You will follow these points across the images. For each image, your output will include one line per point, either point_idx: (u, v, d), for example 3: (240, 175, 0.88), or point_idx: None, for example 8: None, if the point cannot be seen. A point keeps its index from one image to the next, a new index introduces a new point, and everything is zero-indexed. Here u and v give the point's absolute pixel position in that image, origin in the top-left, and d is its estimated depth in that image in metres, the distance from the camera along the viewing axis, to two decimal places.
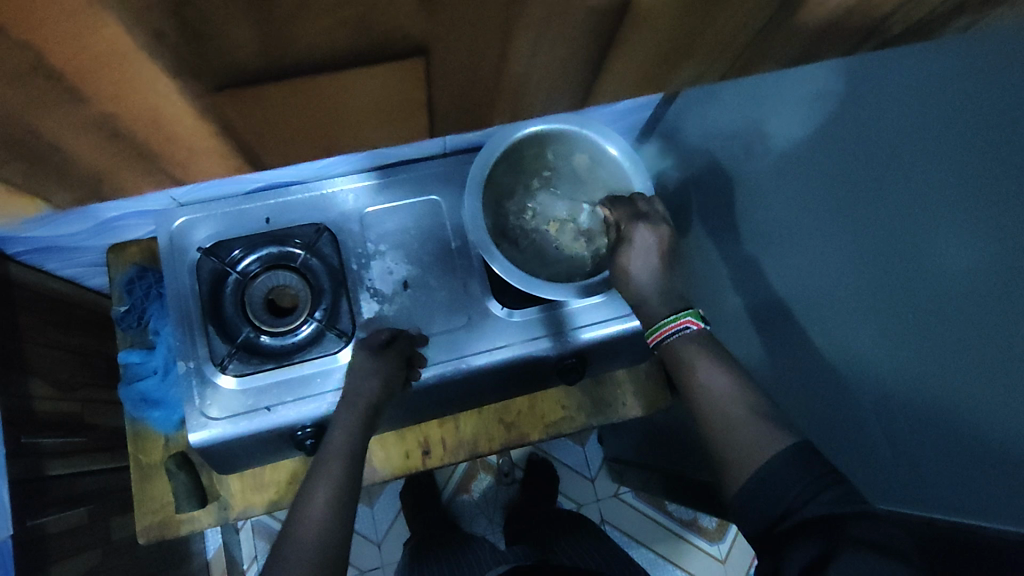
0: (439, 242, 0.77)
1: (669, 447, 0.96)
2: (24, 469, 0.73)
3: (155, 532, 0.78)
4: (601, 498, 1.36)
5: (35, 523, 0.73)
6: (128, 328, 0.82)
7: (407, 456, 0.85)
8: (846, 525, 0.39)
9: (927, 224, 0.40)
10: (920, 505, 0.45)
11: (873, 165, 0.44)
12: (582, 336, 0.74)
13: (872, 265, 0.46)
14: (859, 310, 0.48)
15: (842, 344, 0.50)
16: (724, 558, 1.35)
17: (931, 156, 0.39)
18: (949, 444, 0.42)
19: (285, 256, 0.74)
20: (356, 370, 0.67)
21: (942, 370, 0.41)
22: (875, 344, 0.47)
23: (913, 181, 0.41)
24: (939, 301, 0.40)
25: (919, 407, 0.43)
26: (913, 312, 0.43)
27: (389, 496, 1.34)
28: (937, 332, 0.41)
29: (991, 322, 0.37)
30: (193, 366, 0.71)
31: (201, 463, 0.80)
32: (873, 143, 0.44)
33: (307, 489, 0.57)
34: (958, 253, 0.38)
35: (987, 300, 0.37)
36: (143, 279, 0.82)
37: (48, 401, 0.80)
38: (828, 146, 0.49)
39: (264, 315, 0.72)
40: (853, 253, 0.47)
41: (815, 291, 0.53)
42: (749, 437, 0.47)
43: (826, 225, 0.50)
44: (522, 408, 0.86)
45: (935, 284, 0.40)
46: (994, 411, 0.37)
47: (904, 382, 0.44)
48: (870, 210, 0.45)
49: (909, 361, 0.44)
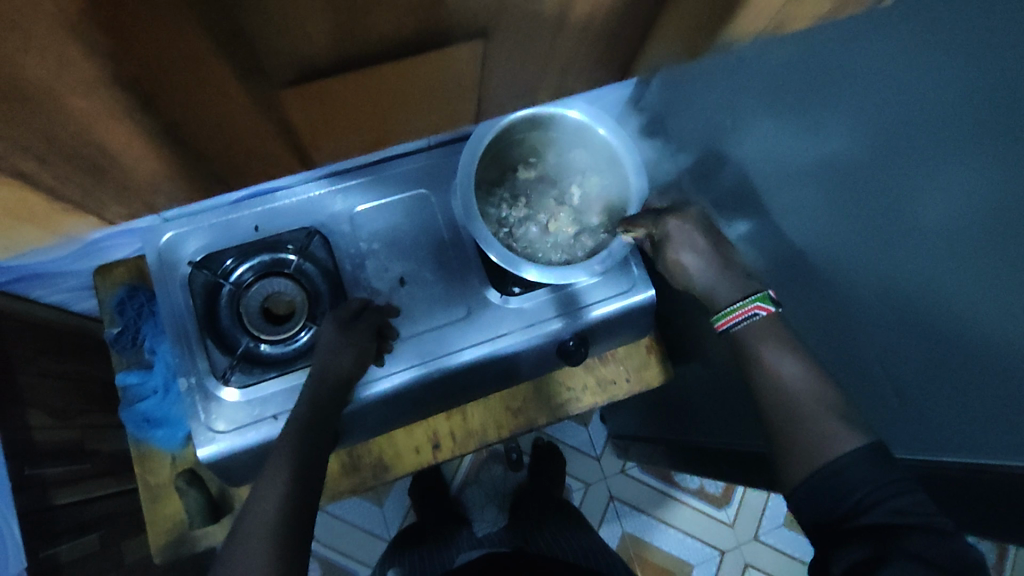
0: (432, 236, 0.76)
1: (673, 418, 0.98)
2: (31, 501, 0.72)
3: (171, 550, 0.78)
4: (608, 476, 1.38)
5: (48, 553, 0.73)
6: (123, 349, 0.81)
7: (417, 451, 0.85)
8: (904, 536, 0.42)
9: (913, 170, 0.41)
10: (932, 449, 0.45)
11: (858, 112, 0.44)
12: (587, 315, 0.74)
13: (854, 209, 0.47)
14: (857, 252, 0.47)
15: (848, 290, 0.50)
16: (732, 522, 1.38)
17: (919, 96, 0.39)
18: (963, 385, 0.41)
19: (278, 262, 0.73)
20: (323, 345, 0.65)
21: (932, 311, 0.42)
22: (860, 277, 0.48)
23: (897, 125, 0.41)
24: (934, 239, 0.40)
25: (916, 339, 0.44)
26: (893, 251, 0.44)
27: (399, 493, 1.34)
28: (916, 273, 0.42)
29: (975, 261, 0.38)
30: (194, 382, 0.70)
31: (210, 478, 0.79)
32: (855, 90, 0.43)
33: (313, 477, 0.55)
34: (946, 195, 0.39)
35: (969, 240, 0.38)
36: (133, 299, 0.80)
37: (48, 431, 0.79)
38: (799, 106, 0.49)
39: (263, 324, 0.72)
40: (835, 193, 0.48)
41: (817, 243, 0.52)
42: (822, 432, 0.48)
43: (809, 175, 0.51)
44: (526, 395, 0.87)
45: (931, 223, 0.40)
46: (987, 337, 0.38)
47: (893, 314, 0.45)
48: (852, 156, 0.46)
49: (890, 294, 0.45)
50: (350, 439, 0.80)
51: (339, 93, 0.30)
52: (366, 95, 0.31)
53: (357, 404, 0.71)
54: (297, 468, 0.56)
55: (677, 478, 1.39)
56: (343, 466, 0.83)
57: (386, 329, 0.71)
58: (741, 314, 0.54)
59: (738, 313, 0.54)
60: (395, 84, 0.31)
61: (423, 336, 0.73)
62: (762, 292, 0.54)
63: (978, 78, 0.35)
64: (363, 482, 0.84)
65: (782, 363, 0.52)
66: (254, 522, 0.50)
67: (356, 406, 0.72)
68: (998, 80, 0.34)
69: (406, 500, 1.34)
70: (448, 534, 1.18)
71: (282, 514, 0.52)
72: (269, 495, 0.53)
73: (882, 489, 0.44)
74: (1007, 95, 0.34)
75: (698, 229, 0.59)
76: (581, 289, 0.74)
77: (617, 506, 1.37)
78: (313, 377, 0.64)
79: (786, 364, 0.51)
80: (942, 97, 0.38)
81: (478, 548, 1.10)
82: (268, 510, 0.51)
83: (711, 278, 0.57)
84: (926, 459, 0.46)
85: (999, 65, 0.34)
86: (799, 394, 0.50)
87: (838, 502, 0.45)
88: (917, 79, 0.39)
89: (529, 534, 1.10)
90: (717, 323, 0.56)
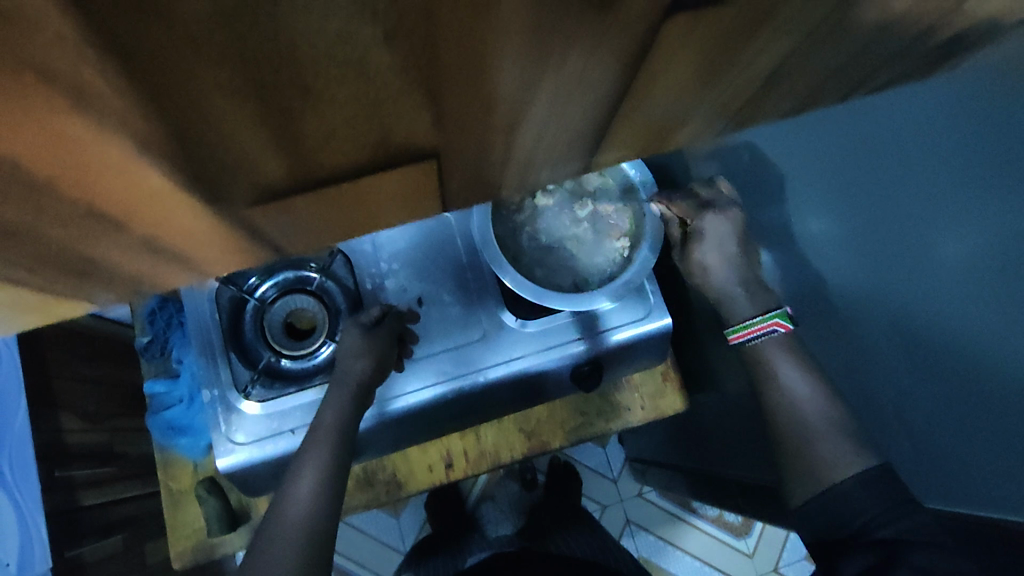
0: (451, 258, 0.76)
1: (688, 445, 0.96)
2: (59, 502, 0.75)
3: (189, 556, 0.80)
4: (625, 499, 1.37)
5: (74, 553, 0.76)
6: (152, 357, 0.84)
7: (430, 469, 0.86)
8: (906, 552, 0.42)
9: (928, 226, 0.40)
10: (964, 504, 0.43)
11: (878, 165, 0.43)
12: (614, 338, 0.73)
13: (877, 262, 0.46)
14: (873, 298, 0.47)
15: (856, 331, 0.51)
16: (752, 552, 1.35)
17: (915, 163, 0.40)
18: (957, 436, 0.42)
19: (301, 280, 0.76)
20: (346, 351, 0.67)
21: (951, 368, 0.41)
22: (883, 329, 0.47)
23: (909, 193, 0.41)
24: (937, 301, 0.41)
25: (929, 393, 0.44)
26: (911, 308, 0.44)
27: (414, 507, 1.35)
28: (935, 328, 0.42)
29: (995, 319, 0.38)
30: (217, 394, 0.72)
31: (229, 487, 0.81)
32: (863, 158, 0.43)
33: (293, 475, 0.59)
34: (957, 250, 0.39)
35: (986, 296, 0.38)
36: (164, 310, 0.82)
37: (78, 433, 0.82)
38: (815, 164, 0.48)
39: (284, 340, 0.76)
40: (862, 249, 0.47)
41: (833, 281, 0.52)
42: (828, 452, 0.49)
43: (833, 224, 0.49)
44: (542, 417, 0.87)
45: (948, 272, 0.40)
46: (1000, 395, 0.38)
47: (911, 368, 0.45)
48: (876, 212, 0.44)
49: (910, 346, 0.44)
50: (365, 455, 0.81)
51: (303, 210, 0.12)
52: (330, 213, 0.13)
53: (379, 421, 0.73)
54: (323, 476, 0.58)
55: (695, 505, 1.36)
56: (358, 481, 0.85)
57: (406, 334, 0.73)
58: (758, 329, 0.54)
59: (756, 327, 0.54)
60: (361, 202, 0.12)
61: (441, 356, 0.74)
62: (781, 309, 0.54)
63: (959, 150, 0.37)
64: (376, 497, 0.85)
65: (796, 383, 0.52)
66: (280, 523, 0.54)
67: (386, 420, 0.73)
68: (988, 149, 0.36)
69: (422, 514, 1.35)
70: (460, 542, 1.18)
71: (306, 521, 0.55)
72: (297, 498, 0.56)
73: (888, 511, 0.44)
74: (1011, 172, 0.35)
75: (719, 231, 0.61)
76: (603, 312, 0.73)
77: (632, 529, 1.35)
78: (335, 383, 0.66)
79: (798, 385, 0.52)
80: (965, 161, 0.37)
81: (490, 549, 1.10)
82: (291, 514, 0.55)
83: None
84: (956, 510, 0.44)
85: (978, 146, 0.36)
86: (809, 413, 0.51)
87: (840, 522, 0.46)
88: (907, 145, 0.39)
89: (545, 536, 1.11)
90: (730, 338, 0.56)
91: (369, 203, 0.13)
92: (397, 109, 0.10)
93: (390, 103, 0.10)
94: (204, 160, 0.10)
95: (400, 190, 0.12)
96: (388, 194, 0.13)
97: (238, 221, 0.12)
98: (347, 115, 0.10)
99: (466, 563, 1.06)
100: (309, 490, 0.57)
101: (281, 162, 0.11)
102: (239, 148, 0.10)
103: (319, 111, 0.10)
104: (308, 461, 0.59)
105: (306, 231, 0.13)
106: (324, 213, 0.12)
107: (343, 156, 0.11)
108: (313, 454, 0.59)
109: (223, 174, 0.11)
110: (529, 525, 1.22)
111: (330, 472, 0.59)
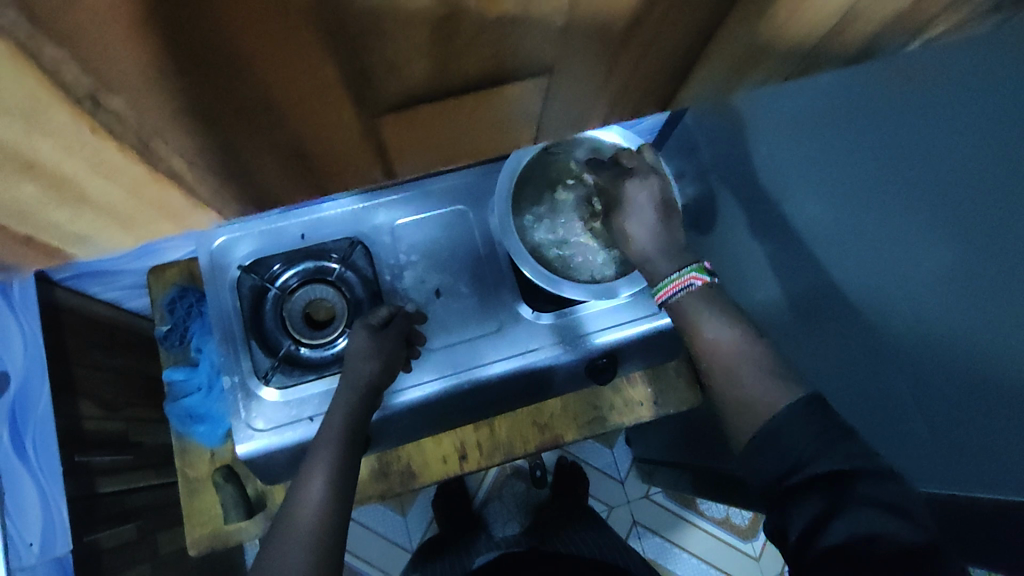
0: (467, 250, 0.78)
1: (697, 444, 0.97)
2: (78, 487, 0.76)
3: (206, 543, 0.81)
4: (632, 500, 1.37)
5: (91, 538, 0.76)
6: (171, 346, 0.85)
7: (443, 461, 0.87)
8: (851, 484, 0.41)
9: (930, 185, 0.43)
10: (961, 484, 0.44)
11: (890, 136, 0.46)
12: (594, 341, 0.74)
13: (878, 228, 0.49)
14: (881, 275, 0.49)
15: (859, 313, 0.52)
16: (758, 555, 1.35)
17: (933, 118, 0.42)
18: (968, 408, 0.43)
19: (321, 270, 0.77)
20: (355, 352, 0.67)
21: (945, 324, 0.44)
22: (882, 292, 0.49)
23: (926, 152, 0.43)
24: (941, 260, 0.43)
25: (931, 357, 0.46)
26: (904, 267, 0.47)
27: (422, 505, 1.35)
28: (930, 285, 0.45)
29: (983, 275, 0.41)
30: (237, 380, 0.73)
31: (246, 476, 0.82)
32: (883, 116, 0.46)
33: (303, 476, 0.57)
34: (961, 208, 0.41)
35: (976, 254, 0.41)
36: (184, 298, 0.85)
37: (97, 420, 0.83)
38: (844, 124, 0.49)
39: (303, 329, 0.76)
40: (868, 213, 0.49)
41: (834, 264, 0.54)
42: (753, 393, 0.50)
43: (838, 195, 0.52)
44: (555, 411, 0.88)
45: (944, 232, 0.43)
46: (998, 352, 0.40)
47: (910, 327, 0.47)
48: (877, 172, 0.48)
49: (906, 304, 0.47)
50: (380, 446, 0.82)
51: (409, 117, 0.21)
52: (420, 127, 0.22)
53: (384, 415, 0.73)
54: (334, 470, 0.58)
55: (702, 507, 1.36)
56: (372, 472, 0.85)
57: (414, 335, 0.73)
58: (679, 284, 0.55)
59: (676, 283, 0.55)
60: (437, 117, 0.21)
61: (456, 347, 0.75)
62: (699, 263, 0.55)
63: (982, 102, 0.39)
64: (390, 489, 0.86)
65: (717, 333, 0.54)
66: (297, 520, 0.53)
67: (391, 414, 0.73)
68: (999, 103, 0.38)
69: (429, 512, 1.35)
70: (467, 542, 1.18)
71: (321, 519, 0.54)
72: (310, 497, 0.55)
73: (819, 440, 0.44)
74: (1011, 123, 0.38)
75: (655, 200, 0.59)
76: (583, 316, 0.75)
77: (639, 531, 1.36)
78: (343, 384, 0.65)
79: (718, 331, 0.54)
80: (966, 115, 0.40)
81: (499, 549, 1.10)
82: (307, 511, 0.54)
83: (651, 247, 0.58)
84: (949, 494, 0.45)
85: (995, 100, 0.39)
86: (733, 361, 0.53)
87: (781, 464, 0.45)
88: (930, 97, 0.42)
89: (552, 536, 1.11)
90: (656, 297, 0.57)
91: (440, 113, 0.21)
92: (509, 48, 0.18)
93: (502, 43, 0.18)
94: (373, 67, 0.18)
95: (472, 122, 0.22)
96: (461, 117, 0.22)
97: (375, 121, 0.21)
98: (479, 50, 0.18)
99: (476, 562, 1.06)
100: (320, 489, 0.56)
101: (426, 76, 0.19)
102: (413, 56, 0.18)
103: (457, 49, 0.18)
104: (317, 462, 0.58)
105: (399, 136, 0.22)
106: (419, 127, 0.22)
107: (468, 65, 0.18)
108: (320, 454, 0.59)
109: (375, 75, 0.18)
110: (536, 525, 1.22)
111: (340, 466, 0.59)
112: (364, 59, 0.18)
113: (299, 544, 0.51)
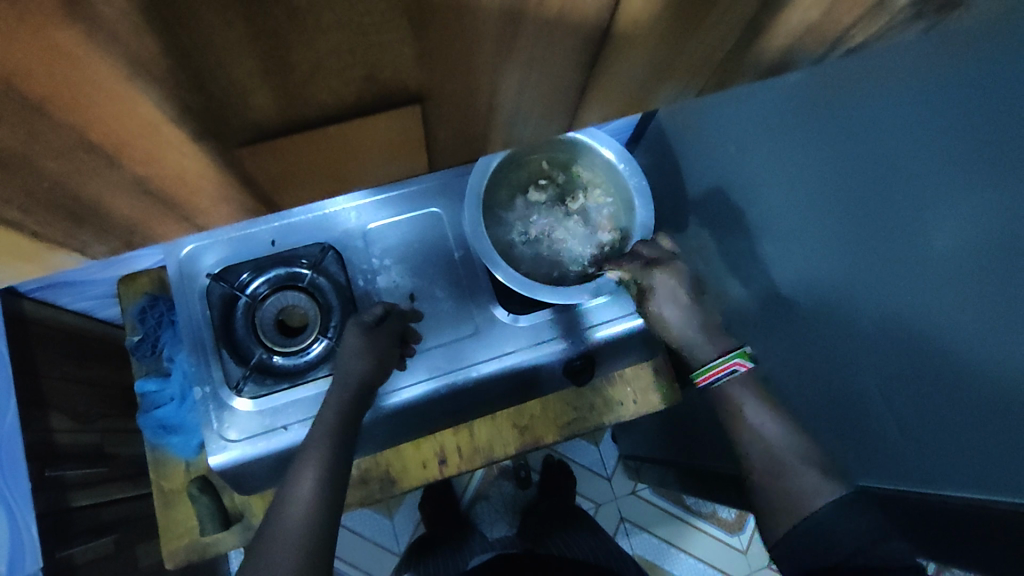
0: (441, 253, 0.77)
1: (681, 441, 0.96)
2: (48, 502, 0.74)
3: (181, 556, 0.79)
4: (619, 497, 1.37)
5: (65, 553, 0.74)
6: (143, 356, 0.83)
7: (423, 466, 0.86)
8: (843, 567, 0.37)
9: (920, 193, 0.39)
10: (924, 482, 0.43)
11: (874, 137, 0.42)
12: (596, 335, 0.74)
13: (856, 236, 0.45)
14: (856, 284, 0.46)
15: (827, 317, 0.51)
16: (746, 548, 1.36)
17: (915, 122, 0.38)
18: (935, 415, 0.41)
19: (293, 276, 0.75)
20: (345, 350, 0.66)
21: (930, 340, 0.40)
22: (858, 300, 0.46)
23: (905, 159, 0.40)
24: (926, 276, 0.40)
25: (910, 370, 0.42)
26: (886, 279, 0.43)
27: (408, 508, 1.34)
28: (912, 301, 0.41)
29: (981, 297, 0.36)
30: (209, 390, 0.72)
31: (222, 486, 0.81)
32: (864, 117, 0.42)
33: (294, 473, 0.56)
34: (952, 222, 0.37)
35: (967, 273, 0.37)
36: (154, 307, 0.83)
37: (69, 433, 0.82)
38: (818, 122, 0.46)
39: (275, 337, 0.75)
40: (845, 219, 0.46)
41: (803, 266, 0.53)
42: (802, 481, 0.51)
43: (812, 197, 0.50)
44: (535, 412, 0.87)
45: (932, 247, 0.39)
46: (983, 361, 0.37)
47: (891, 342, 0.44)
48: (862, 178, 0.44)
49: (883, 316, 0.44)
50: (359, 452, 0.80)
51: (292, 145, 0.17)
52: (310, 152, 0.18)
53: (377, 415, 0.72)
54: (323, 468, 0.56)
55: (689, 501, 1.36)
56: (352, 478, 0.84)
57: (407, 333, 0.72)
58: (721, 370, 0.57)
59: (718, 369, 0.56)
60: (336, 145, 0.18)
61: (432, 351, 0.74)
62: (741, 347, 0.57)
63: (966, 104, 0.35)
64: (370, 494, 0.85)
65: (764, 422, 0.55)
66: (280, 523, 0.52)
67: (379, 416, 0.73)
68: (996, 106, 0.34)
69: (416, 514, 1.34)
70: (455, 543, 1.18)
71: (304, 521, 0.52)
72: (296, 498, 0.54)
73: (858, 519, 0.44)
74: (986, 118, 0.34)
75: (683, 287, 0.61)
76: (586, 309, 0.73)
77: (626, 527, 1.36)
78: (335, 382, 0.64)
79: (765, 422, 0.55)
80: (941, 118, 0.37)
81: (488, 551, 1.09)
82: (292, 512, 0.52)
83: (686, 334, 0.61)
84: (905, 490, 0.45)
85: (980, 102, 0.34)
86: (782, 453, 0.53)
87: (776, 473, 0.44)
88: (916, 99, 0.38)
89: (540, 537, 1.11)
90: (697, 379, 0.58)
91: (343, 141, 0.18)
92: (377, 51, 0.15)
93: (372, 40, 0.15)
94: (216, 88, 0.15)
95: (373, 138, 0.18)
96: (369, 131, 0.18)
97: (232, 155, 0.17)
98: (332, 51, 0.14)
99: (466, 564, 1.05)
100: (310, 486, 0.55)
101: (283, 104, 0.16)
102: (252, 80, 0.15)
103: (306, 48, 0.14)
104: (310, 458, 0.57)
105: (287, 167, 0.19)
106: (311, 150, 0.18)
107: (328, 93, 0.16)
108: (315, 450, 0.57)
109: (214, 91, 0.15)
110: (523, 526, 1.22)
111: (332, 463, 0.57)
112: (201, 79, 0.14)
113: (278, 549, 0.50)
